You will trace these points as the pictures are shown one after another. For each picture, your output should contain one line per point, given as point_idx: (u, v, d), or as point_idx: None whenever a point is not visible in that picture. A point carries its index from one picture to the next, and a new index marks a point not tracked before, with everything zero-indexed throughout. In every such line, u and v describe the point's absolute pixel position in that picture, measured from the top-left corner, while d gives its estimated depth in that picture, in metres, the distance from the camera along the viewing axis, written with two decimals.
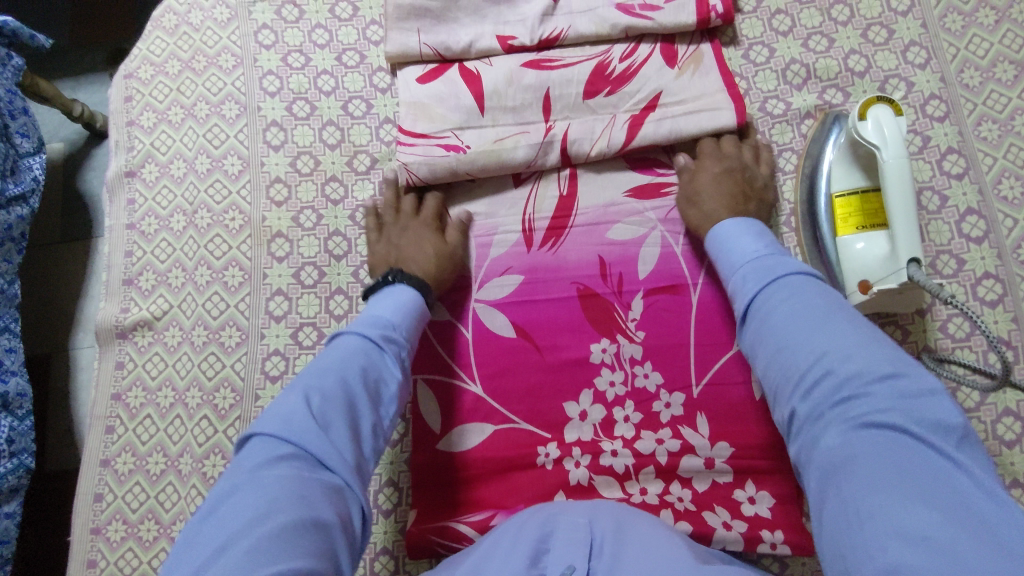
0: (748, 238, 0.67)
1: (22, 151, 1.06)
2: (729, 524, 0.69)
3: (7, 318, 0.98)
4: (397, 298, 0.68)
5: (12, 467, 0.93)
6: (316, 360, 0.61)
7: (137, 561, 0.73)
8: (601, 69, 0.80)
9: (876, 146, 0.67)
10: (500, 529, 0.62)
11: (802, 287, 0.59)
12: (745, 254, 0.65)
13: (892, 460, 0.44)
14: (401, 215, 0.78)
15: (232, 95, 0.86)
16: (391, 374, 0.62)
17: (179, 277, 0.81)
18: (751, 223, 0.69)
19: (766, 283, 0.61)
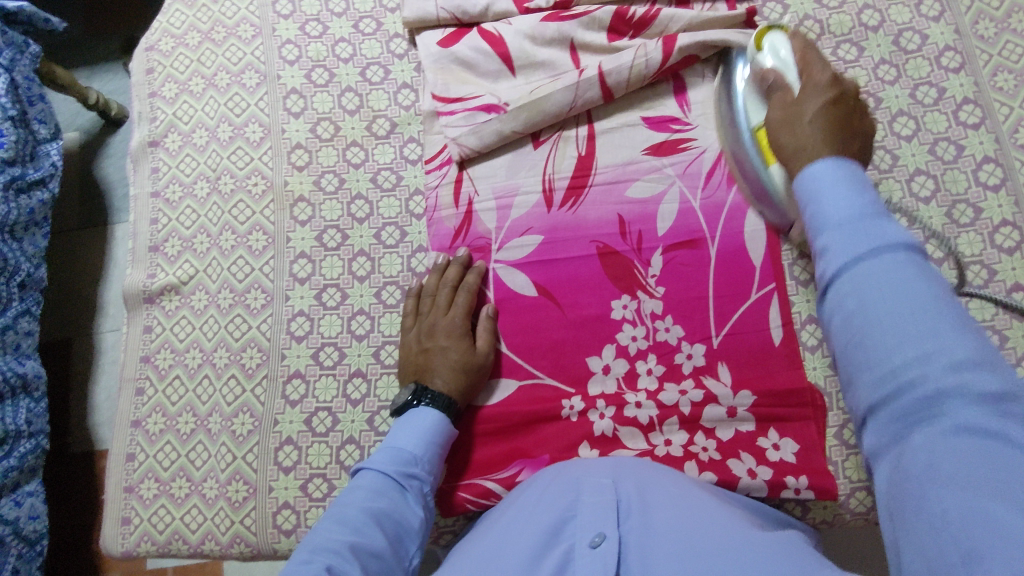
0: (842, 189, 0.45)
1: (41, 137, 1.06)
2: (754, 470, 0.69)
3: (31, 301, 1.00)
4: (419, 424, 0.67)
5: (32, 447, 0.95)
6: (338, 500, 0.60)
7: (170, 518, 0.75)
8: (623, 12, 0.80)
9: (770, 67, 0.68)
10: (533, 488, 0.65)
11: (920, 287, 0.40)
12: (833, 214, 0.44)
13: (900, 309, 0.39)
14: (435, 307, 0.75)
15: (251, 64, 0.87)
16: (411, 514, 0.62)
17: (204, 242, 0.82)
18: (836, 166, 0.46)
19: (855, 244, 0.42)
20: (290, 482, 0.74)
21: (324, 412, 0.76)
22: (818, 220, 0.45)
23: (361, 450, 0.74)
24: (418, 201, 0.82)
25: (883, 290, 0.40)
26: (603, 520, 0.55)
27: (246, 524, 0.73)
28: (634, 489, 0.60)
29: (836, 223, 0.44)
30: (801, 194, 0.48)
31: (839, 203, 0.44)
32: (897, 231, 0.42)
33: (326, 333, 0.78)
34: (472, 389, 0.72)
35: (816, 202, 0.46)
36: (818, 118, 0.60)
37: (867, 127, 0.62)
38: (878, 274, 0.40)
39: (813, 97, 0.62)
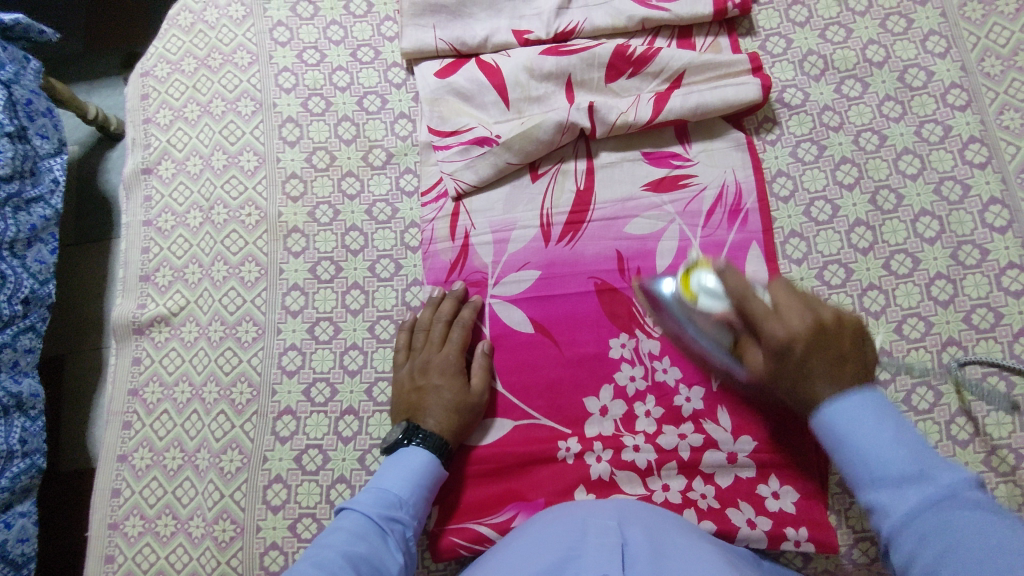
0: (881, 424, 0.47)
1: (43, 153, 1.05)
2: (753, 521, 0.67)
3: (36, 317, 0.98)
4: (407, 464, 0.66)
5: (26, 467, 0.93)
6: (318, 541, 0.59)
7: (155, 556, 0.73)
8: (622, 49, 0.78)
9: (719, 309, 0.62)
10: (533, 530, 0.63)
11: (962, 514, 0.41)
12: (882, 471, 0.45)
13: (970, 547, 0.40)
14: (429, 343, 0.74)
15: (247, 92, 0.86)
16: (391, 559, 0.60)
17: (196, 272, 0.81)
18: (871, 398, 0.48)
19: (870, 474, 0.46)
20: (278, 522, 0.72)
21: (315, 450, 0.74)
22: (860, 463, 0.46)
23: (351, 490, 0.72)
24: (413, 234, 0.80)
25: (944, 539, 0.41)
26: (608, 563, 0.53)
27: (232, 565, 0.72)
28: (643, 535, 0.58)
29: (880, 459, 0.45)
30: (826, 436, 0.50)
31: (879, 446, 0.46)
32: (919, 463, 0.44)
33: (318, 368, 0.77)
34: (465, 429, 0.71)
35: (845, 450, 0.48)
36: (813, 357, 0.54)
37: (868, 356, 0.57)
38: (902, 509, 0.43)
39: (794, 315, 0.56)
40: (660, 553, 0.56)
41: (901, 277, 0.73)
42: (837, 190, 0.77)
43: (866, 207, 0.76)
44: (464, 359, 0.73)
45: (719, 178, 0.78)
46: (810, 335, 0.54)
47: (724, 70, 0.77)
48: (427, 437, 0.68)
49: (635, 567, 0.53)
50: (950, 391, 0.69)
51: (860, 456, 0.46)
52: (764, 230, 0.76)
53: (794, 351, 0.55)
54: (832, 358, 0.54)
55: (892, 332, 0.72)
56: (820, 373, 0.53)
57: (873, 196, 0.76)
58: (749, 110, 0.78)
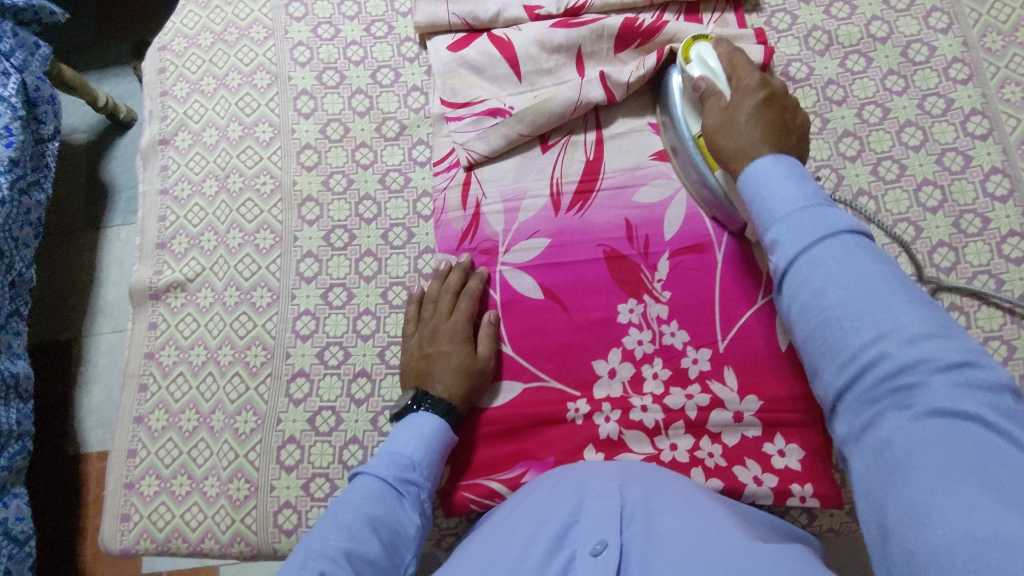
0: (789, 181, 0.55)
1: (43, 137, 1.07)
2: (760, 478, 0.68)
3: (20, 301, 1.00)
4: (419, 428, 0.66)
5: (20, 448, 0.95)
6: (335, 503, 0.58)
7: (170, 515, 0.74)
8: (631, 20, 0.79)
9: (700, 75, 0.71)
10: (536, 491, 0.64)
11: (868, 263, 0.48)
12: (781, 206, 0.54)
13: (860, 297, 0.47)
14: (437, 313, 0.75)
15: (263, 65, 0.88)
16: (410, 522, 0.60)
17: (211, 240, 0.83)
18: (789, 160, 0.57)
19: (804, 234, 0.51)
20: (292, 481, 0.74)
21: (328, 411, 0.76)
22: (773, 210, 0.54)
23: (364, 450, 0.74)
24: (425, 203, 0.82)
25: (841, 279, 0.48)
26: (605, 527, 0.53)
27: (247, 522, 0.73)
28: (640, 495, 0.58)
29: (788, 210, 0.53)
30: (745, 189, 0.58)
31: (847, 293, 0.48)
32: (819, 204, 0.53)
33: (331, 332, 0.78)
34: (473, 393, 0.72)
35: (758, 199, 0.56)
36: (763, 113, 0.65)
37: (799, 118, 0.67)
38: (814, 262, 0.50)
39: (746, 98, 0.67)
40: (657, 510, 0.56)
41: (905, 244, 0.75)
42: (841, 161, 0.78)
43: (869, 178, 0.77)
44: (472, 327, 0.74)
45: None
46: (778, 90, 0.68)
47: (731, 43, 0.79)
48: (436, 403, 0.69)
49: (632, 529, 0.54)
50: None
51: (811, 247, 0.50)
52: None
53: (734, 111, 0.66)
54: (771, 122, 0.65)
55: None
56: (755, 135, 0.64)
57: (876, 167, 0.77)
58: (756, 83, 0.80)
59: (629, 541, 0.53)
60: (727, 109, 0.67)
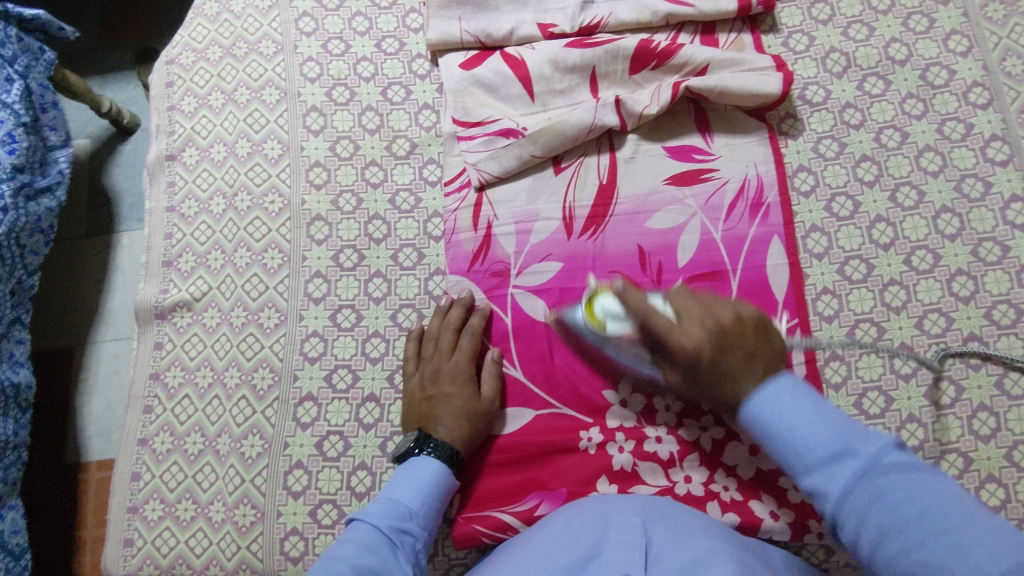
0: (802, 411, 0.50)
1: (51, 144, 1.05)
2: (776, 512, 0.67)
3: (20, 309, 0.98)
4: (418, 474, 0.66)
5: (15, 459, 0.93)
6: (329, 553, 0.57)
7: (174, 540, 0.73)
8: (647, 42, 0.78)
9: (626, 330, 0.68)
10: (554, 525, 0.63)
11: (900, 475, 0.45)
12: (812, 447, 0.49)
13: (894, 508, 0.44)
14: (438, 351, 0.74)
15: (272, 80, 0.87)
16: (401, 571, 0.58)
17: (218, 259, 0.81)
18: (790, 380, 0.52)
19: (821, 455, 0.48)
20: (299, 507, 0.72)
21: (336, 437, 0.74)
22: (793, 445, 0.50)
23: (372, 477, 0.73)
24: (436, 224, 0.81)
25: (847, 471, 0.47)
26: (627, 566, 0.52)
27: (252, 550, 0.72)
28: (665, 535, 0.57)
29: (808, 453, 0.49)
30: (754, 427, 0.53)
31: (816, 433, 0.49)
32: (840, 431, 0.48)
33: (340, 355, 0.77)
34: (477, 436, 0.71)
35: (772, 439, 0.51)
36: (724, 349, 0.59)
37: (772, 346, 0.60)
38: (832, 478, 0.47)
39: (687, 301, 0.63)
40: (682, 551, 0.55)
41: (923, 273, 0.74)
42: (858, 187, 0.77)
43: (887, 204, 0.76)
44: (473, 366, 0.73)
45: (741, 172, 0.78)
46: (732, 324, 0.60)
47: (748, 65, 0.77)
48: (438, 446, 0.68)
49: (656, 566, 0.53)
50: (971, 386, 0.70)
51: (779, 435, 0.51)
52: (786, 224, 0.76)
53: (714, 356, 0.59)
54: (755, 331, 0.60)
55: (913, 326, 0.72)
56: (729, 358, 0.58)
57: (893, 193, 0.76)
58: (772, 105, 0.78)
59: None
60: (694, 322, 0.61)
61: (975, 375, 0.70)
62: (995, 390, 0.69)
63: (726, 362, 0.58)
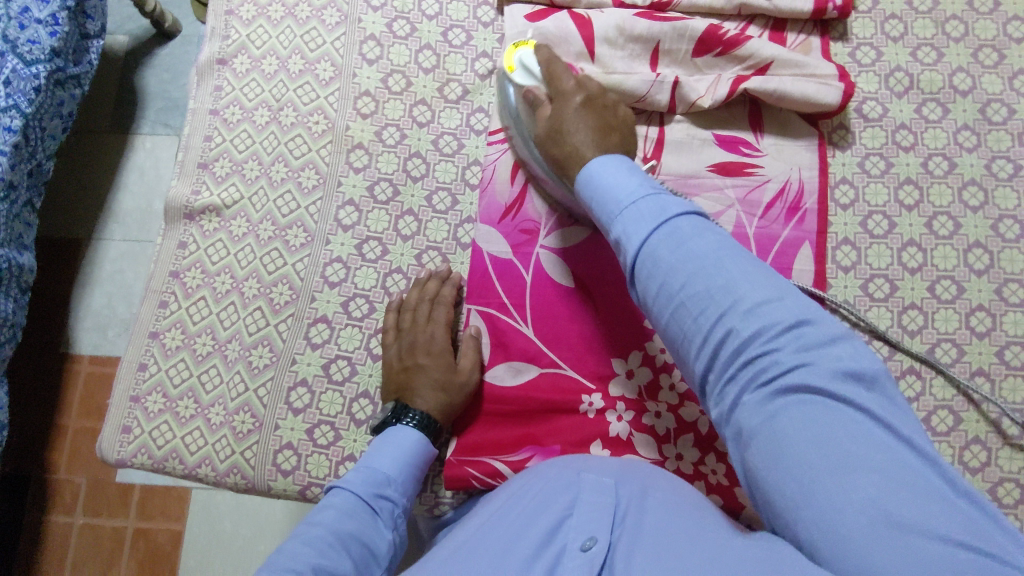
0: (653, 217, 0.55)
1: (88, 33, 1.03)
2: (758, 502, 0.69)
3: (36, 191, 0.99)
4: (397, 443, 0.66)
5: (11, 337, 0.95)
6: (306, 518, 0.58)
7: (170, 435, 0.75)
8: (715, 28, 0.78)
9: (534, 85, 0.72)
10: (534, 474, 0.65)
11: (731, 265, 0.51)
12: (625, 194, 0.57)
13: (719, 279, 0.51)
14: (416, 322, 0.74)
15: (335, 2, 0.86)
16: (382, 540, 0.60)
17: (254, 169, 0.82)
18: (628, 159, 0.61)
19: (651, 221, 0.55)
20: (297, 423, 0.74)
21: (344, 361, 0.75)
22: (612, 207, 0.58)
23: (373, 406, 0.74)
24: (474, 171, 0.81)
25: (693, 246, 0.52)
26: (596, 522, 0.54)
27: (246, 456, 0.73)
28: (635, 494, 0.58)
29: (622, 203, 0.57)
30: (586, 189, 0.61)
31: (636, 193, 0.57)
32: (660, 200, 0.56)
33: (360, 284, 0.78)
34: (454, 408, 0.71)
35: (598, 199, 0.59)
36: (585, 108, 0.68)
37: (631, 137, 0.69)
38: (669, 242, 0.53)
39: (573, 94, 0.69)
40: (647, 509, 0.56)
41: (944, 301, 0.74)
42: (897, 209, 0.77)
43: (922, 230, 0.76)
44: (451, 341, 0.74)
45: (784, 172, 0.78)
46: (592, 92, 0.70)
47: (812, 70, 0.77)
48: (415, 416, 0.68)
49: (623, 526, 0.54)
50: (970, 419, 0.71)
51: (603, 198, 0.59)
52: (819, 232, 0.76)
53: (577, 113, 0.68)
54: (604, 115, 0.69)
55: (925, 353, 0.73)
56: (582, 123, 0.67)
57: (930, 220, 0.77)
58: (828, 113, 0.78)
59: (618, 538, 0.53)
60: (560, 100, 0.70)
61: (975, 410, 0.71)
62: (991, 427, 0.71)
63: (580, 117, 0.67)
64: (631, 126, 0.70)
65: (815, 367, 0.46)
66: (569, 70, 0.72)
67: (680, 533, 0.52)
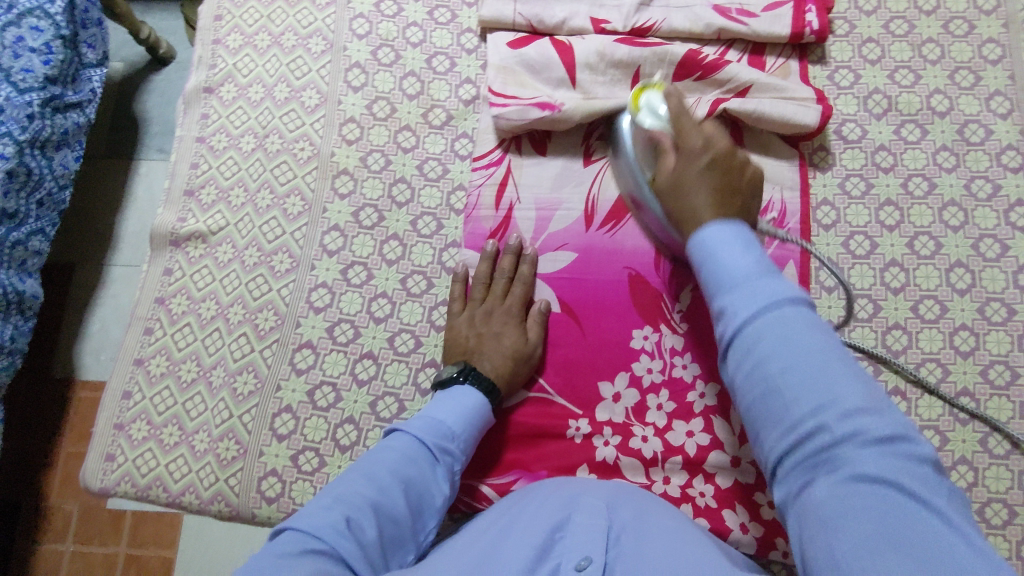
0: (748, 257, 0.50)
1: (87, 61, 1.03)
2: (745, 525, 0.68)
3: (45, 222, 0.98)
4: (463, 400, 0.66)
5: (6, 364, 0.93)
6: (370, 454, 0.60)
7: (154, 463, 0.74)
8: (695, 53, 0.79)
9: (657, 128, 0.68)
10: (520, 493, 0.64)
11: (817, 340, 0.45)
12: (733, 272, 0.50)
13: (759, 292, 0.47)
14: (490, 295, 0.75)
15: (320, 31, 0.87)
16: (437, 490, 0.62)
17: (240, 196, 0.82)
18: (739, 227, 0.53)
19: (749, 292, 0.48)
20: (281, 450, 0.73)
21: (328, 387, 0.75)
22: (721, 276, 0.50)
23: (358, 432, 0.74)
24: (459, 197, 0.81)
25: (784, 325, 0.45)
26: (593, 543, 0.53)
27: (230, 483, 0.73)
28: (630, 517, 0.57)
29: (738, 279, 0.49)
30: (696, 254, 0.54)
31: (739, 266, 0.50)
32: (761, 274, 0.49)
33: (345, 309, 0.78)
34: (515, 380, 0.72)
35: (709, 266, 0.52)
36: (712, 168, 0.61)
37: (752, 207, 0.61)
38: (757, 295, 0.47)
39: (697, 155, 0.62)
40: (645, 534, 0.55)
41: (927, 321, 0.74)
42: (878, 229, 0.78)
43: (903, 250, 0.77)
44: (523, 315, 0.74)
45: (767, 193, 0.78)
46: (724, 155, 0.62)
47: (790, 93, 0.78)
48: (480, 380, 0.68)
49: (619, 547, 0.53)
50: (956, 439, 0.71)
51: (720, 279, 0.50)
52: (803, 251, 0.76)
53: (692, 171, 0.61)
54: (724, 181, 0.60)
55: (910, 372, 0.73)
56: (704, 190, 0.59)
57: (912, 240, 0.77)
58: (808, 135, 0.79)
59: (615, 560, 0.52)
60: (686, 146, 0.63)
61: (960, 429, 0.71)
62: (978, 447, 0.71)
63: (701, 177, 0.60)
64: (757, 187, 0.62)
65: (836, 393, 0.42)
66: (706, 126, 0.64)
67: (675, 557, 0.51)
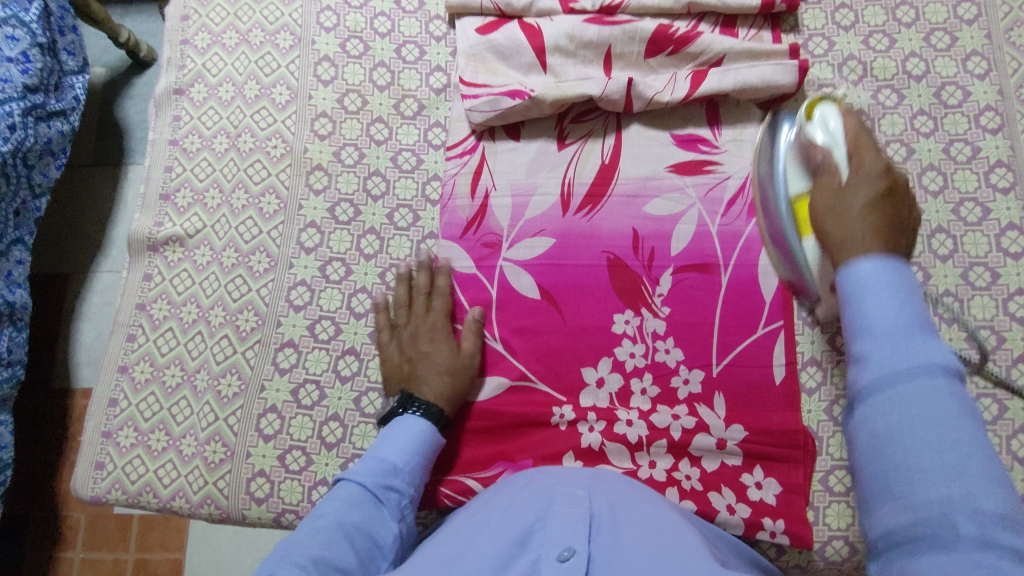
0: (888, 293, 0.43)
1: (67, 68, 1.02)
2: (732, 507, 0.68)
3: (23, 231, 0.97)
4: (404, 432, 0.65)
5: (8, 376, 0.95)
6: (314, 509, 0.58)
7: (144, 468, 0.75)
8: (664, 28, 0.78)
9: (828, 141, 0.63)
10: (503, 487, 0.63)
11: (943, 391, 0.39)
12: (878, 320, 0.42)
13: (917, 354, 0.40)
14: (413, 316, 0.74)
15: (288, 25, 0.86)
16: (389, 529, 0.59)
17: (215, 197, 0.82)
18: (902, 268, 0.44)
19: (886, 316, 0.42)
20: (269, 450, 0.74)
21: (312, 386, 0.75)
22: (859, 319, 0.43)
23: (344, 429, 0.74)
24: (434, 187, 0.81)
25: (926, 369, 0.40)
26: (573, 533, 0.51)
27: (219, 485, 0.73)
28: (609, 506, 0.57)
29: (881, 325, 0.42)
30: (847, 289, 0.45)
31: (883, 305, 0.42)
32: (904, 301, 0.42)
33: (325, 306, 0.77)
34: (462, 388, 0.71)
35: (856, 301, 0.44)
36: (869, 210, 0.55)
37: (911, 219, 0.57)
38: (883, 311, 0.42)
39: (862, 186, 0.58)
40: (624, 523, 0.54)
41: None
42: None
43: None
44: (448, 325, 0.74)
45: (747, 167, 0.77)
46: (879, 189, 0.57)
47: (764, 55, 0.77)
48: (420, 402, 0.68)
49: (599, 538, 0.52)
50: None
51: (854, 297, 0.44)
52: None
53: (854, 200, 0.56)
54: (887, 213, 0.55)
55: None
56: (855, 217, 0.55)
57: None
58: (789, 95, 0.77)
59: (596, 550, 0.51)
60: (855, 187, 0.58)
61: None
62: None
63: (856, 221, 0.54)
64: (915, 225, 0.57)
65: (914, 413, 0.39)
66: (872, 166, 0.59)
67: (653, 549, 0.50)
